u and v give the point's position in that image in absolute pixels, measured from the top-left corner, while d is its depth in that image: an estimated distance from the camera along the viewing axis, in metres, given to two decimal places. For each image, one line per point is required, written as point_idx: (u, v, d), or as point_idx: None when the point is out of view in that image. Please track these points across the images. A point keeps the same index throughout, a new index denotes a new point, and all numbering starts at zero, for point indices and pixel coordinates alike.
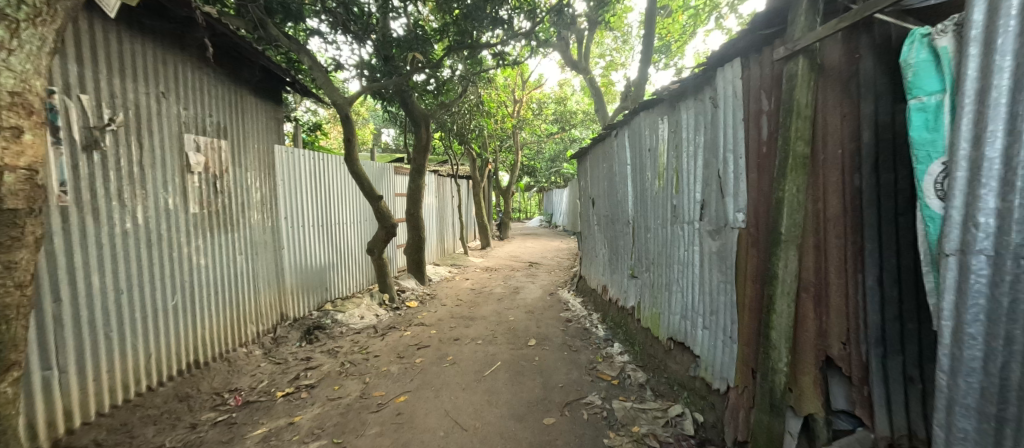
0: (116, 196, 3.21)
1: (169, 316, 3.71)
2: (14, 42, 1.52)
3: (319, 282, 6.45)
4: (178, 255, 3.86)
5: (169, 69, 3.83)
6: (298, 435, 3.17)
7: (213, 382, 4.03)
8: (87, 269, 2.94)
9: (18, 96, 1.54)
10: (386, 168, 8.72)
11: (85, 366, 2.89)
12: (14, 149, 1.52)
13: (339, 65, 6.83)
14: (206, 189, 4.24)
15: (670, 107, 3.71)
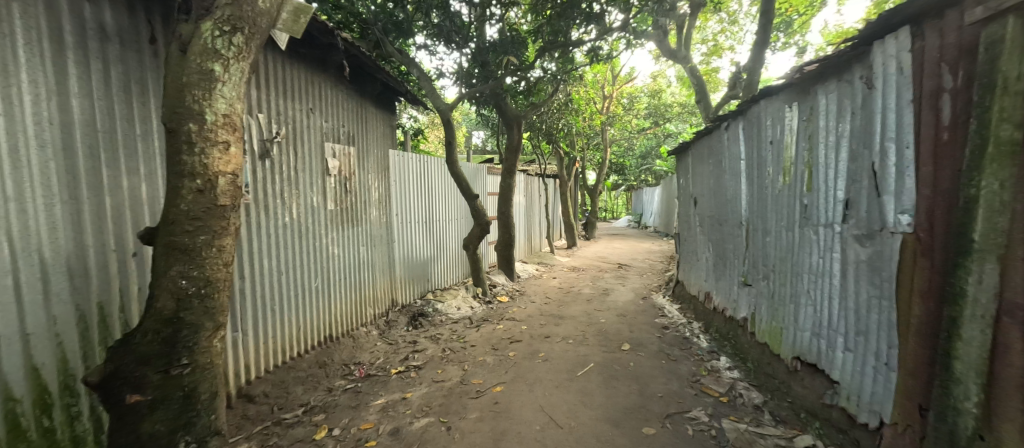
0: (278, 195, 3.91)
1: (312, 296, 4.42)
2: (225, 74, 1.96)
3: (421, 273, 7.07)
4: (319, 245, 4.56)
5: (315, 89, 4.56)
6: (410, 410, 3.52)
7: (342, 354, 4.70)
8: (260, 254, 3.65)
9: (229, 117, 1.99)
10: (481, 168, 9.19)
11: (257, 331, 3.60)
12: (224, 158, 1.97)
13: (441, 74, 7.38)
14: (339, 189, 4.95)
15: (802, 92, 3.22)
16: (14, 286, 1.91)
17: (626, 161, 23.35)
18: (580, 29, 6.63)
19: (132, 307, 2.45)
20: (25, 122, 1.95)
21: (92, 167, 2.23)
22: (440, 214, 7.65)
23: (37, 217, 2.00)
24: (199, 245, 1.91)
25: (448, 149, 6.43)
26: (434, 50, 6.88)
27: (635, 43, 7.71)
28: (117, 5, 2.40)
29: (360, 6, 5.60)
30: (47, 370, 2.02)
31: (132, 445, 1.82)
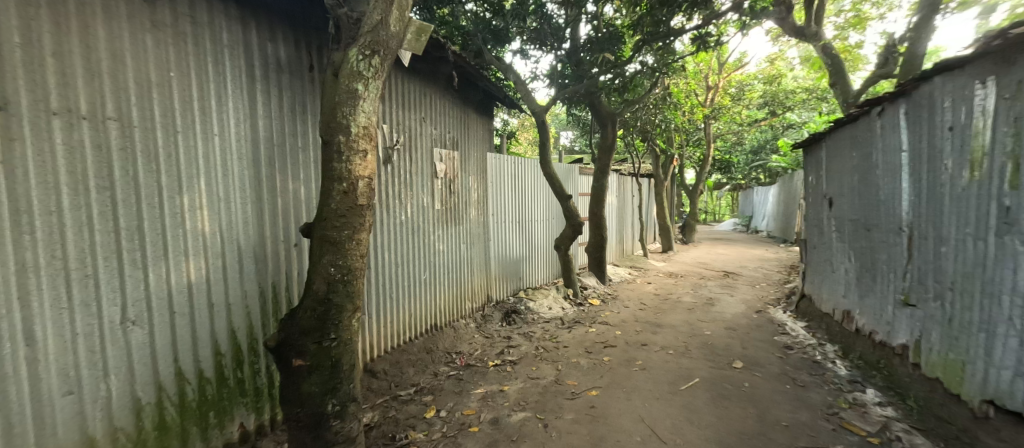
0: (394, 195, 4.36)
1: (420, 288, 4.84)
2: (366, 91, 2.27)
3: (514, 271, 7.29)
4: (428, 242, 5.00)
5: (427, 99, 4.99)
6: (508, 402, 3.65)
7: (445, 342, 5.08)
8: (381, 248, 4.14)
9: (367, 129, 2.30)
10: (573, 168, 9.12)
11: (378, 316, 4.10)
12: (363, 165, 2.29)
13: (536, 76, 7.48)
14: (445, 190, 5.35)
15: (1005, 63, 2.51)
16: (223, 266, 2.48)
17: (733, 157, 20.89)
18: (682, 18, 6.20)
19: (294, 287, 2.97)
20: (230, 139, 2.51)
21: (270, 174, 2.77)
22: (532, 214, 7.80)
23: (236, 213, 2.55)
24: (344, 239, 2.25)
25: (543, 150, 6.48)
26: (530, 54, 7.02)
27: (750, 24, 6.86)
28: (288, 42, 2.93)
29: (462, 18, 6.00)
30: (240, 333, 2.58)
31: (296, 399, 2.23)
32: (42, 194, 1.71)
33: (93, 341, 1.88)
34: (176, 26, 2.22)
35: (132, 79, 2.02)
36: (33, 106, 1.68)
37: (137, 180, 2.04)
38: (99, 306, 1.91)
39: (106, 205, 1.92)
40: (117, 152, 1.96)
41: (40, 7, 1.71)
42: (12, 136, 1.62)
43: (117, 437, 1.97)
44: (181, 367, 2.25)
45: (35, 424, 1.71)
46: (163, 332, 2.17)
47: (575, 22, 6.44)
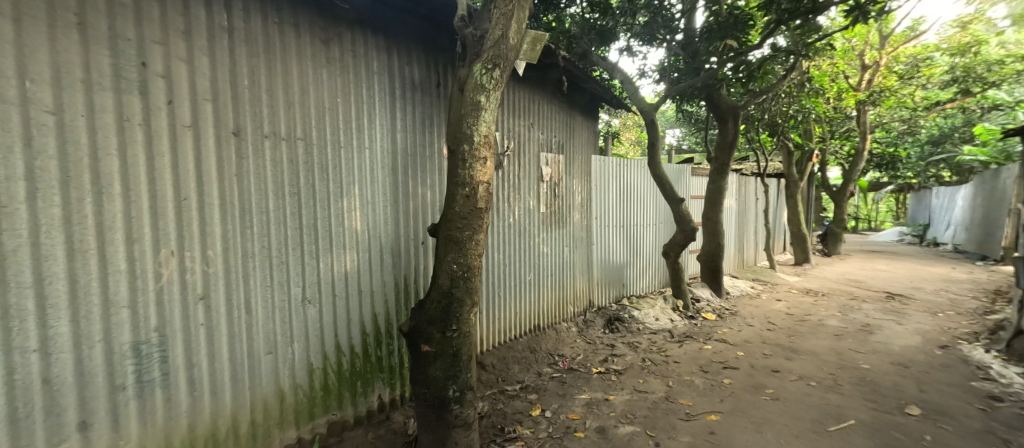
0: (504, 199, 4.57)
1: (525, 289, 4.99)
2: (487, 102, 2.45)
3: (618, 276, 7.07)
4: (534, 244, 5.13)
5: (536, 105, 5.12)
6: (615, 413, 3.55)
7: (549, 344, 5.14)
8: (493, 249, 4.41)
9: (487, 136, 2.48)
10: (685, 168, 8.47)
11: (490, 312, 4.39)
12: (483, 170, 2.47)
13: (645, 73, 7.12)
14: (551, 194, 5.42)
15: None
16: (369, 260, 2.91)
17: (900, 151, 16.99)
18: None
19: (421, 280, 3.34)
20: (376, 150, 2.93)
21: (404, 180, 3.16)
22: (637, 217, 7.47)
23: (380, 214, 2.98)
24: (465, 239, 2.46)
25: (651, 151, 6.13)
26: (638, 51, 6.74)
27: None
28: (420, 63, 3.30)
29: (567, 22, 6.08)
30: (379, 317, 3.00)
31: (424, 381, 2.51)
32: (257, 198, 2.23)
33: (284, 315, 2.39)
34: (342, 60, 2.69)
35: (313, 106, 2.51)
36: (253, 132, 2.21)
37: (314, 187, 2.53)
38: (288, 287, 2.41)
39: (294, 207, 2.42)
40: (302, 165, 2.45)
41: (259, 56, 2.24)
42: (241, 155, 2.16)
43: (297, 393, 2.47)
44: (339, 342, 2.71)
45: (251, 375, 2.24)
46: (328, 312, 2.64)
47: (692, 10, 5.98)
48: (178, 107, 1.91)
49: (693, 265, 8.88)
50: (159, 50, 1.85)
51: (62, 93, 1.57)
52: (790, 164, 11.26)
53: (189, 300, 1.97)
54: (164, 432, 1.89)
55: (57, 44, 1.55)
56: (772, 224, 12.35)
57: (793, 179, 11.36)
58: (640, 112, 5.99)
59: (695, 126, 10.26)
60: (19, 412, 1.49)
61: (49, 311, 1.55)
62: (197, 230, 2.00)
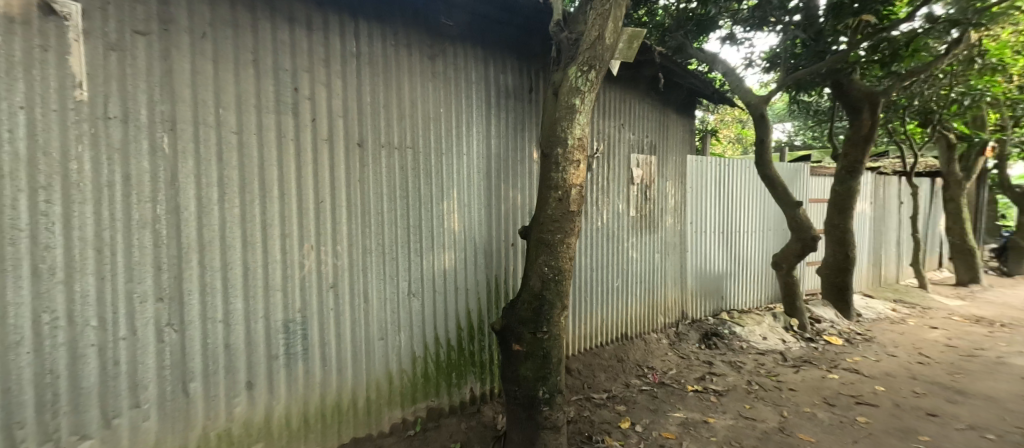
0: (593, 202, 4.47)
1: (613, 295, 4.84)
2: (582, 105, 2.45)
3: (716, 287, 6.51)
4: (623, 249, 4.95)
5: (628, 104, 4.92)
6: (716, 438, 3.25)
7: (639, 354, 4.90)
8: (582, 253, 4.38)
9: (581, 139, 2.48)
10: (803, 168, 7.44)
11: (577, 317, 4.37)
12: (576, 173, 2.47)
13: (752, 62, 6.44)
14: (642, 196, 5.17)
15: None
16: (465, 259, 3.09)
17: None
18: None
19: (512, 281, 3.45)
20: (472, 156, 3.11)
21: (497, 184, 3.30)
22: (739, 223, 6.80)
23: (475, 215, 3.15)
24: (556, 242, 2.47)
25: (760, 149, 5.50)
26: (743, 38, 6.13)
27: None
28: (513, 70, 3.41)
29: (660, 15, 5.76)
30: (473, 314, 3.17)
31: (515, 380, 2.57)
32: (374, 201, 2.52)
33: (393, 307, 2.66)
34: (445, 73, 2.90)
35: (420, 116, 2.76)
36: (373, 142, 2.50)
37: (420, 191, 2.77)
38: (397, 281, 2.67)
39: (403, 209, 2.68)
40: (410, 171, 2.71)
41: (380, 76, 2.53)
42: (363, 163, 2.45)
43: (402, 378, 2.72)
44: (437, 334, 2.92)
45: (367, 357, 2.53)
46: (429, 306, 2.87)
47: None
48: (319, 123, 2.25)
49: (810, 279, 7.76)
50: (306, 77, 2.20)
51: (241, 116, 1.95)
52: (949, 161, 9.21)
53: (323, 287, 2.30)
54: (303, 398, 2.24)
55: (240, 77, 1.94)
56: (923, 233, 10.24)
57: (954, 179, 9.28)
58: (746, 105, 5.43)
59: (815, 118, 8.96)
60: (209, 369, 1.89)
61: (230, 290, 1.94)
62: (330, 229, 2.32)
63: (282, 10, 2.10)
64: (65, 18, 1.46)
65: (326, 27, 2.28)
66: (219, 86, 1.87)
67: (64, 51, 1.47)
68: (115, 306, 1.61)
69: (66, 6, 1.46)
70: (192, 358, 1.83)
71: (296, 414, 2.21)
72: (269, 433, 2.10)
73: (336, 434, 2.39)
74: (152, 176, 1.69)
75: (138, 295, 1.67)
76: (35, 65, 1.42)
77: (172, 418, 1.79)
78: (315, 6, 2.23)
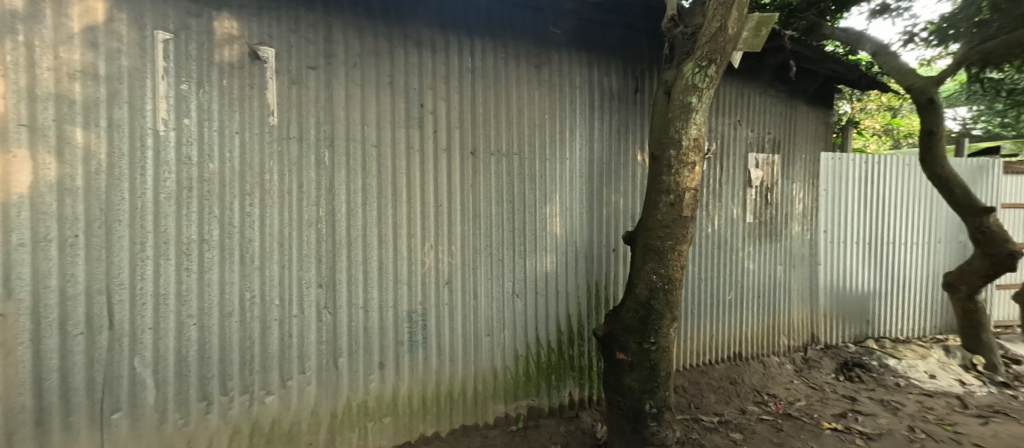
0: (705, 207, 4.13)
1: (726, 310, 4.41)
2: (698, 104, 2.30)
3: (860, 310, 5.50)
4: (739, 260, 4.47)
5: (746, 98, 4.43)
6: None
7: (756, 377, 4.36)
8: (692, 262, 4.07)
9: (697, 140, 2.33)
10: (992, 163, 5.88)
11: (685, 331, 4.08)
12: (691, 176, 2.33)
13: (914, 36, 5.30)
14: (761, 201, 4.61)
15: None
16: (566, 263, 3.11)
17: None
18: None
19: (613, 288, 3.37)
20: (575, 161, 3.11)
21: (599, 188, 3.25)
22: (894, 234, 5.66)
23: (576, 219, 3.14)
24: (666, 249, 2.34)
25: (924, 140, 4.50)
26: (901, 8, 5.08)
27: None
28: (618, 71, 3.33)
29: None
30: (572, 318, 3.17)
31: (620, 390, 2.50)
32: (483, 206, 2.69)
33: (499, 306, 2.79)
34: (550, 80, 2.96)
35: (527, 123, 2.86)
36: (485, 151, 2.68)
37: (525, 195, 2.87)
38: (502, 281, 2.80)
39: (509, 213, 2.80)
40: (516, 176, 2.82)
41: (491, 88, 2.70)
42: (475, 170, 2.64)
43: (506, 373, 2.84)
44: (537, 335, 2.99)
45: (476, 350, 2.70)
46: (531, 307, 2.95)
47: None
48: (440, 135, 2.49)
49: (1004, 306, 6.08)
50: (430, 93, 2.45)
51: (380, 131, 2.25)
52: None
53: (439, 283, 2.53)
54: (422, 383, 2.48)
55: (381, 98, 2.25)
56: None
57: None
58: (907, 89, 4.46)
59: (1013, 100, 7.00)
60: (352, 348, 2.21)
61: (368, 281, 2.25)
62: (446, 230, 2.54)
63: (412, 36, 2.37)
64: (265, 60, 1.90)
65: (447, 47, 2.51)
66: (365, 107, 2.20)
67: (264, 86, 1.90)
68: (288, 289, 2.00)
69: (265, 52, 1.90)
70: (340, 337, 2.17)
71: (416, 395, 2.46)
72: (395, 409, 2.38)
73: (448, 420, 2.60)
74: (316, 184, 2.05)
75: (305, 281, 2.05)
76: (246, 99, 1.85)
77: (326, 385, 2.14)
78: (438, 29, 2.47)
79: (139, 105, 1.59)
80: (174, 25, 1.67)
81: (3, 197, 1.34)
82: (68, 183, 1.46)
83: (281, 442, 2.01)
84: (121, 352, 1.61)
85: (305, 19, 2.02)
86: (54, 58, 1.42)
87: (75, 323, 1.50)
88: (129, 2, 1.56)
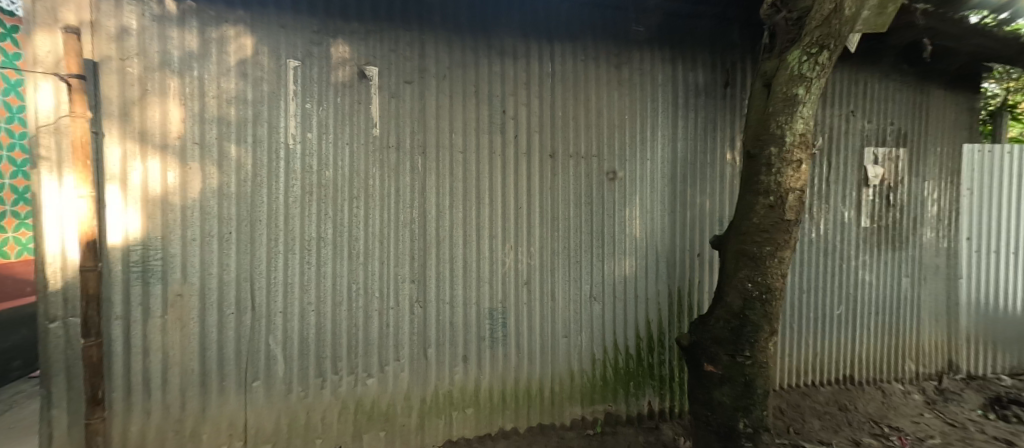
0: (809, 209, 3.70)
1: (836, 326, 3.90)
2: (806, 95, 2.07)
3: (1019, 337, 4.52)
4: (853, 270, 3.93)
5: (861, 86, 3.89)
6: None
7: (870, 406, 3.74)
8: (795, 272, 3.68)
9: (804, 136, 2.11)
10: None
11: (785, 347, 3.71)
12: (796, 176, 2.11)
13: None
14: (881, 202, 4.01)
15: None
16: (646, 267, 3.00)
17: None
18: None
19: (700, 296, 3.15)
20: (657, 161, 2.99)
21: (683, 189, 3.07)
22: None
23: (657, 222, 3.01)
24: (764, 255, 2.15)
25: None
26: None
27: None
28: (706, 65, 3.11)
29: None
30: (653, 324, 3.03)
31: (707, 403, 2.37)
32: (562, 208, 2.71)
33: (577, 308, 2.79)
34: (631, 80, 2.89)
35: (606, 124, 2.82)
36: (564, 154, 2.70)
37: (604, 197, 2.83)
38: (580, 283, 2.79)
39: (588, 215, 2.79)
40: (595, 178, 2.80)
41: (570, 91, 2.72)
42: (554, 173, 2.67)
43: (583, 376, 2.83)
44: (616, 340, 2.92)
45: (554, 351, 2.73)
46: (609, 311, 2.89)
47: None
48: (520, 139, 2.56)
49: None
50: (511, 100, 2.54)
51: (466, 137, 2.39)
52: None
53: (518, 284, 2.60)
54: (502, 378, 2.57)
55: (467, 107, 2.39)
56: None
57: None
58: None
59: None
60: (440, 340, 2.38)
61: (454, 279, 2.40)
62: (526, 232, 2.61)
63: (495, 46, 2.48)
64: (370, 78, 2.14)
65: (528, 54, 2.58)
66: (453, 116, 2.35)
67: (369, 102, 2.13)
68: (385, 283, 2.21)
69: (371, 71, 2.13)
70: (430, 329, 2.35)
71: (497, 390, 2.56)
72: (476, 401, 2.50)
73: (525, 417, 2.66)
74: (411, 188, 2.24)
75: (400, 277, 2.25)
76: (355, 114, 2.10)
77: (417, 372, 2.32)
78: (520, 37, 2.55)
79: (276, 124, 1.96)
80: (302, 54, 2.01)
81: (181, 200, 1.84)
82: (224, 189, 1.89)
83: (380, 420, 2.24)
84: (260, 327, 2.00)
85: (403, 39, 2.23)
86: (217, 87, 1.87)
87: (228, 304, 1.93)
88: (270, 39, 1.95)
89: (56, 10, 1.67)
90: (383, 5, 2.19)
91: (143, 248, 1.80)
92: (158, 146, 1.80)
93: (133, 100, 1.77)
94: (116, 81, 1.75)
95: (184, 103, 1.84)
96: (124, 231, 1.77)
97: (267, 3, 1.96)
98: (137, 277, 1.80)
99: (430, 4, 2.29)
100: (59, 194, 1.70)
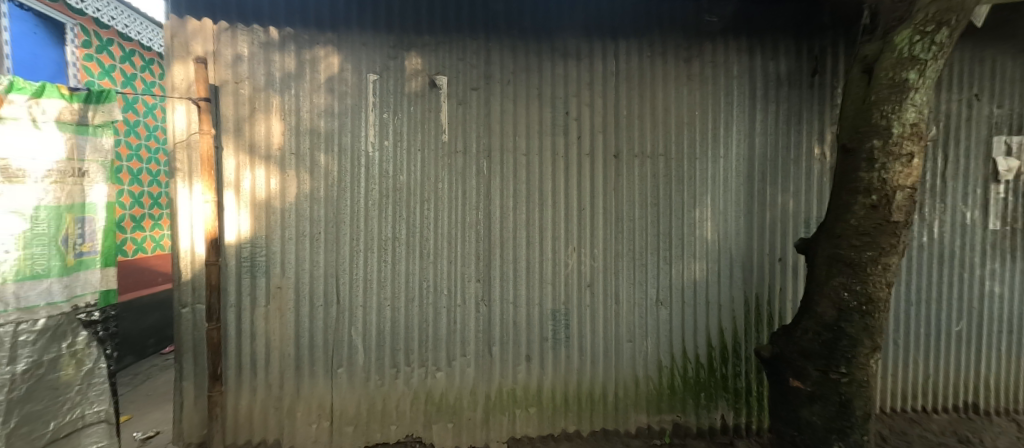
0: (918, 210, 3.25)
1: (954, 345, 3.37)
2: (919, 80, 1.83)
3: None
4: (977, 280, 3.38)
5: (988, 65, 3.31)
6: None
7: (999, 440, 3.10)
8: (901, 282, 3.26)
9: (916, 127, 1.86)
10: None
11: (888, 367, 3.30)
12: (906, 172, 1.86)
13: None
14: (1016, 201, 3.39)
15: None
16: (719, 271, 2.80)
17: None
18: None
19: (785, 305, 2.86)
20: (732, 159, 2.79)
21: (762, 188, 2.82)
22: None
23: (732, 224, 2.80)
24: (864, 261, 1.92)
25: None
26: None
27: None
28: (789, 52, 2.84)
29: None
30: (727, 333, 2.82)
31: (794, 422, 2.18)
32: (626, 209, 2.64)
33: (643, 312, 2.70)
34: (702, 74, 2.73)
35: (674, 121, 2.70)
36: (629, 154, 2.63)
37: (672, 198, 2.71)
38: (645, 287, 2.69)
39: (654, 217, 2.69)
40: (662, 178, 2.69)
41: (635, 89, 2.64)
42: (618, 173, 2.61)
43: (649, 383, 2.73)
44: (685, 347, 2.77)
45: (619, 356, 2.66)
46: (677, 316, 2.76)
47: None
48: (584, 140, 2.54)
49: None
50: (574, 101, 2.52)
51: (529, 140, 2.43)
52: None
53: (581, 286, 2.57)
54: (564, 380, 2.57)
55: (530, 110, 2.43)
56: None
57: None
58: None
59: None
60: (504, 339, 2.43)
61: (517, 280, 2.44)
62: (590, 234, 2.58)
63: (558, 48, 2.49)
64: (439, 87, 2.25)
65: (591, 54, 2.55)
66: (517, 120, 2.40)
67: (438, 110, 2.25)
68: (454, 283, 2.32)
69: (440, 80, 2.25)
70: (494, 328, 2.41)
71: (559, 391, 2.56)
72: (539, 401, 2.52)
73: (588, 420, 2.63)
74: (477, 191, 2.32)
75: (466, 276, 2.34)
76: (426, 122, 2.23)
77: (482, 369, 2.40)
78: (583, 37, 2.53)
79: (358, 134, 2.14)
80: (379, 68, 2.18)
81: (280, 203, 2.09)
82: (315, 193, 2.12)
83: (448, 412, 2.35)
84: (344, 319, 2.19)
85: (470, 47, 2.32)
86: (309, 103, 2.10)
87: (317, 297, 2.16)
88: (353, 56, 2.15)
89: (188, 44, 2.04)
90: (450, 16, 2.29)
91: (251, 246, 2.10)
92: (264, 157, 2.08)
93: (246, 121, 2.06)
94: (231, 101, 2.05)
95: (283, 119, 2.09)
96: (237, 230, 2.08)
97: (351, 24, 2.16)
98: (247, 272, 2.10)
99: (496, 13, 2.36)
100: (190, 199, 2.03)
